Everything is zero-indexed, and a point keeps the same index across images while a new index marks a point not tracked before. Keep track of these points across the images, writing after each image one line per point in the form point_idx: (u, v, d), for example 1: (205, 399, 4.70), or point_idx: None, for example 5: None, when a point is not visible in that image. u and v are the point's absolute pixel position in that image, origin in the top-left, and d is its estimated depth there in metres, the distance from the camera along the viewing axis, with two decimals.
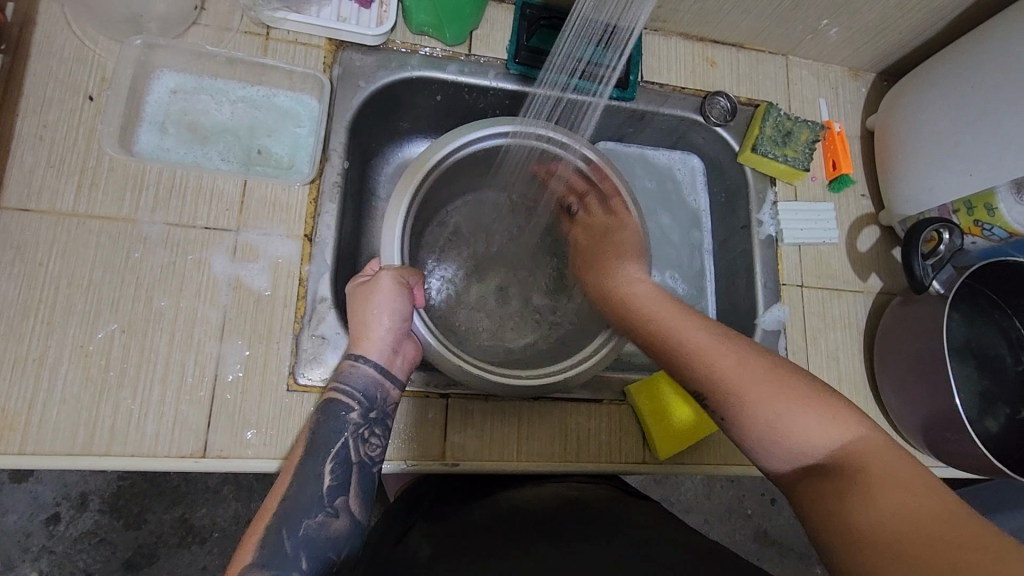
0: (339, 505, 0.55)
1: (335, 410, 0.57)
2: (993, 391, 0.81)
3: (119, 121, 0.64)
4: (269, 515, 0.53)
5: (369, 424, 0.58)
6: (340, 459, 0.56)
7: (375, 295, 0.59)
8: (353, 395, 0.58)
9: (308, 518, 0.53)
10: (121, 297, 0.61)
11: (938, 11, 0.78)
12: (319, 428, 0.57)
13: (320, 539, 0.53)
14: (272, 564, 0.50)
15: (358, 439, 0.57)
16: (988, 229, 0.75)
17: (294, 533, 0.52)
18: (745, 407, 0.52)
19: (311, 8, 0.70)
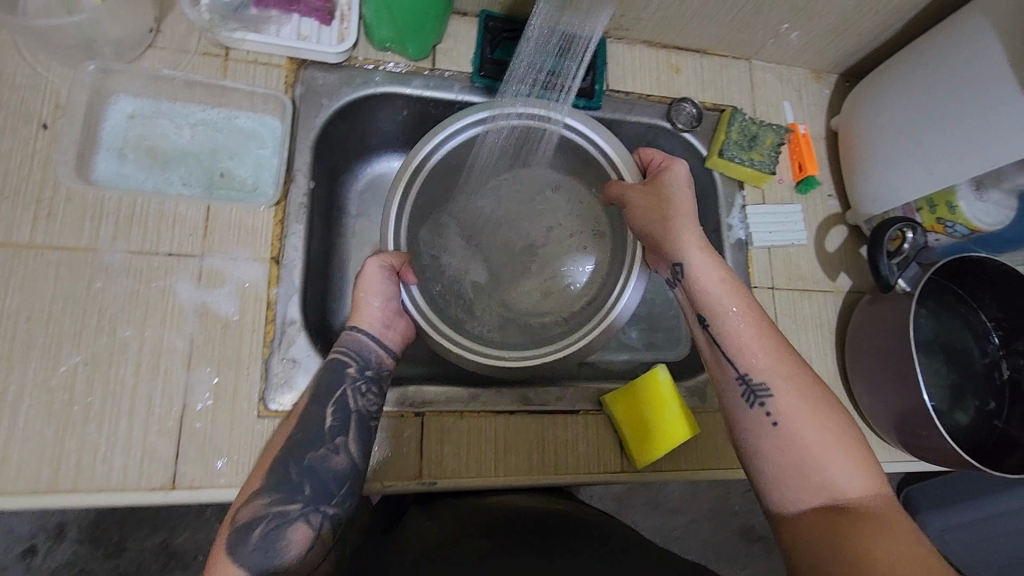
0: (339, 444, 0.58)
1: (335, 365, 0.61)
2: (963, 383, 0.82)
3: (75, 149, 0.62)
4: (275, 451, 0.56)
5: (367, 381, 0.61)
6: (338, 405, 0.59)
7: (361, 277, 0.63)
8: (348, 354, 0.62)
9: (312, 450, 0.57)
10: (83, 329, 0.60)
11: (893, 13, 0.80)
12: (322, 379, 0.60)
13: (321, 471, 0.56)
14: (275, 488, 0.54)
15: (356, 392, 0.61)
16: (950, 226, 0.76)
17: (299, 460, 0.56)
18: (802, 412, 0.55)
19: (270, 28, 0.69)
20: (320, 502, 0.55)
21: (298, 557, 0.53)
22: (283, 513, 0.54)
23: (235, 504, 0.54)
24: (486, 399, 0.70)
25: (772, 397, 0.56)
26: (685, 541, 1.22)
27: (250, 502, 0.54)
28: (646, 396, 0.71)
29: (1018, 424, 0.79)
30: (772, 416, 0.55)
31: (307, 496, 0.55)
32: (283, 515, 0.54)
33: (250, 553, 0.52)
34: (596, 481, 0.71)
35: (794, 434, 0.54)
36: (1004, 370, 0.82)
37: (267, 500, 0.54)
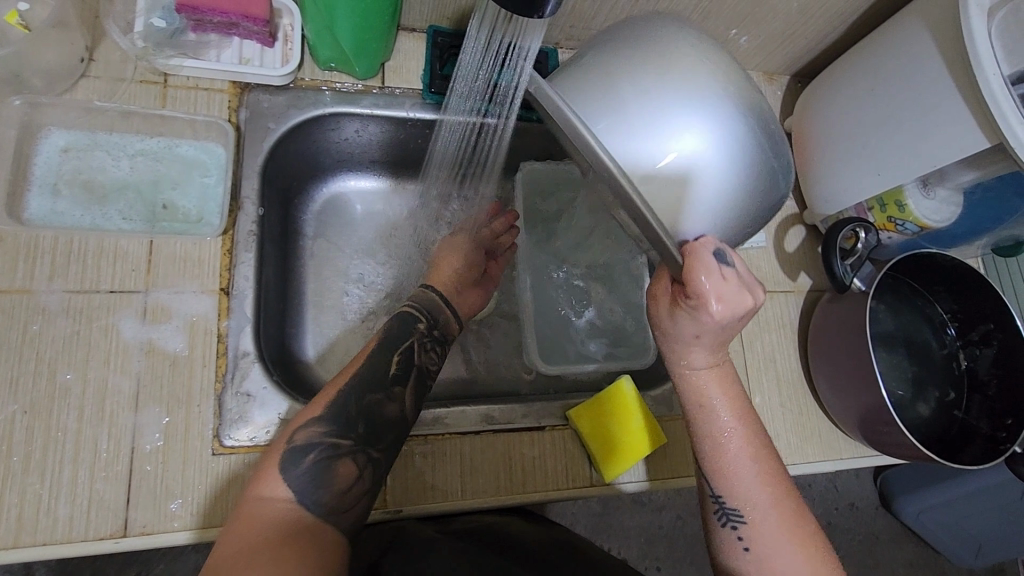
0: (397, 394, 0.59)
1: (404, 316, 0.66)
2: (924, 376, 0.83)
3: (5, 187, 0.60)
4: (339, 386, 0.57)
5: (432, 337, 0.66)
6: (405, 356, 0.62)
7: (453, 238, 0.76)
8: (418, 310, 0.67)
9: (371, 394, 0.58)
10: (20, 375, 0.57)
11: (838, 14, 0.81)
12: (392, 326, 0.64)
13: (377, 415, 0.57)
14: (329, 421, 0.55)
15: (421, 346, 0.64)
16: (901, 224, 0.77)
17: (359, 399, 0.57)
18: (775, 536, 0.53)
19: (210, 52, 0.67)
20: (369, 446, 0.56)
21: (339, 495, 0.52)
22: (333, 447, 0.54)
23: (289, 428, 0.54)
24: (452, 421, 0.69)
25: (745, 521, 0.54)
26: (669, 541, 1.22)
27: (305, 428, 0.54)
28: (612, 408, 0.71)
29: (977, 413, 0.81)
30: (744, 541, 0.53)
31: (359, 434, 0.56)
32: (332, 449, 0.54)
33: (298, 476, 0.51)
34: (566, 498, 0.70)
35: (765, 561, 0.53)
36: (961, 360, 0.84)
37: (320, 430, 0.54)
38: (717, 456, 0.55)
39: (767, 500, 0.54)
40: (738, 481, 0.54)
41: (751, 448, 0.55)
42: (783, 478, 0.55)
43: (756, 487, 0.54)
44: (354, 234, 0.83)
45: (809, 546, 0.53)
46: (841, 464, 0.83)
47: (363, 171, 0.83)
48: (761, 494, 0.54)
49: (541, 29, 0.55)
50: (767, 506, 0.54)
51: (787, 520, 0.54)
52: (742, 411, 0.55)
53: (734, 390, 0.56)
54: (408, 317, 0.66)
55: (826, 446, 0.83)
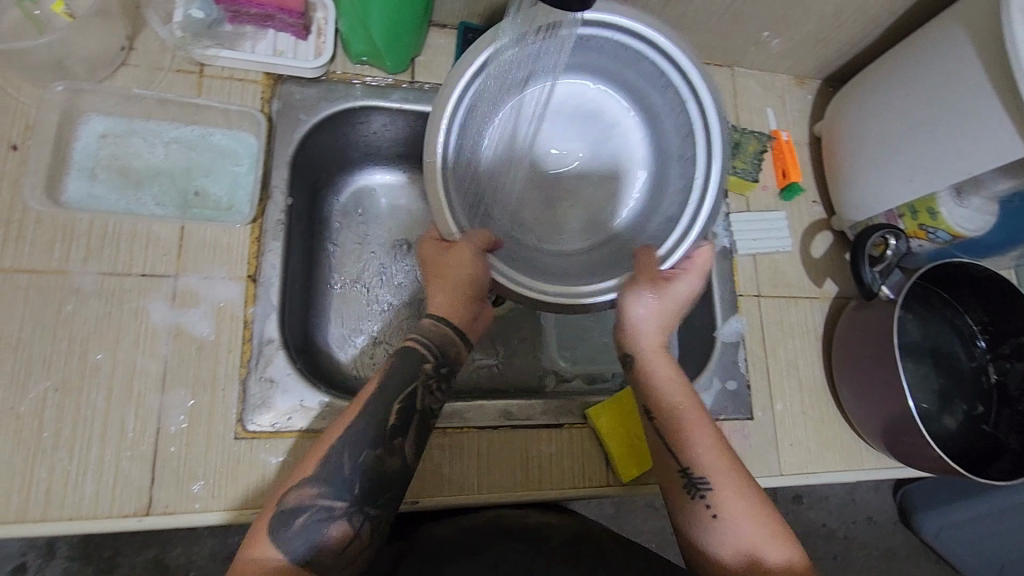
0: (396, 445, 0.53)
1: (411, 356, 0.56)
2: (951, 388, 0.81)
3: (45, 170, 0.62)
4: (333, 439, 0.52)
5: (439, 377, 0.57)
6: (406, 403, 0.54)
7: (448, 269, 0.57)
8: (425, 344, 0.58)
9: (368, 449, 0.52)
10: (53, 353, 0.59)
11: (874, 17, 0.80)
12: (392, 369, 0.55)
13: (376, 471, 0.52)
14: (326, 482, 0.50)
15: (426, 389, 0.56)
16: (932, 232, 0.76)
17: (354, 456, 0.51)
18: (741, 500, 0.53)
19: (246, 43, 0.68)
20: (366, 504, 0.51)
21: (334, 556, 0.49)
22: (328, 508, 0.50)
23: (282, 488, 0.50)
24: (470, 415, 0.69)
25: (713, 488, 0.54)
26: None
27: (297, 489, 0.50)
28: (631, 408, 0.71)
29: (1007, 428, 0.78)
30: (712, 508, 0.53)
31: (355, 495, 0.50)
32: (327, 510, 0.49)
33: (292, 539, 0.48)
34: (582, 496, 0.70)
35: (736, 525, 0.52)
36: (991, 374, 0.82)
37: (315, 492, 0.50)
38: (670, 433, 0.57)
39: (719, 472, 0.55)
40: (696, 447, 0.56)
41: (701, 430, 0.57)
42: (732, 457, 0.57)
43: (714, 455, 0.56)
44: (378, 229, 0.83)
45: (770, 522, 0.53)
46: (863, 475, 0.82)
47: (390, 167, 0.84)
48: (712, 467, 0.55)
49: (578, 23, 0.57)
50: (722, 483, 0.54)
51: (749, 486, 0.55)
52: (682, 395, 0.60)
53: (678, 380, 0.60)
54: (415, 356, 0.56)
55: (847, 456, 0.81)
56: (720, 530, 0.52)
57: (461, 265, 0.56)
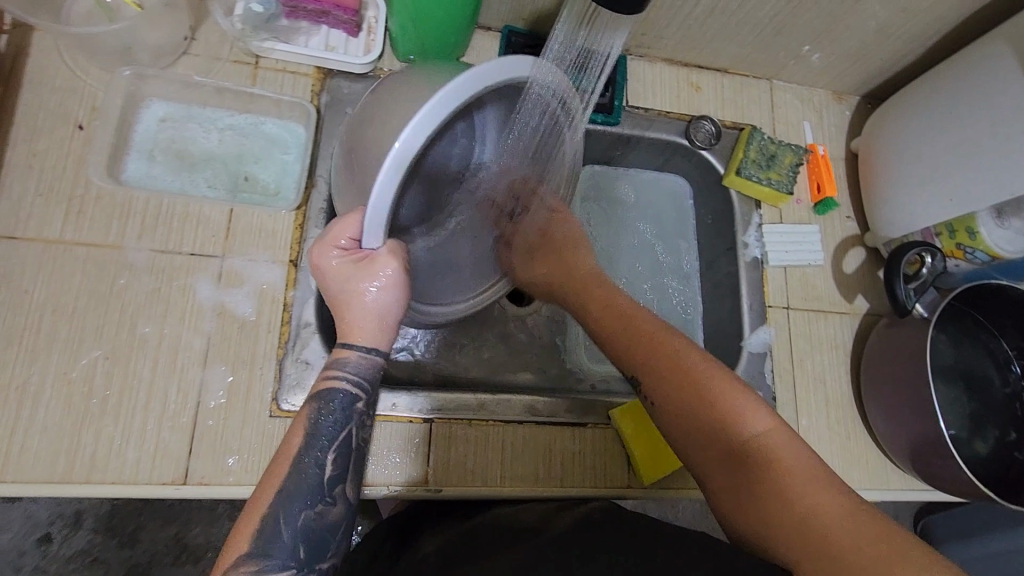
0: (337, 493, 0.49)
1: (336, 399, 0.50)
2: (982, 413, 0.80)
3: (108, 150, 0.65)
4: (263, 507, 0.46)
5: (369, 412, 0.52)
6: (341, 451, 0.50)
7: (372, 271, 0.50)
8: (351, 384, 0.51)
9: (306, 508, 0.47)
10: (105, 324, 0.61)
11: (918, 36, 0.80)
12: (318, 419, 0.49)
13: (319, 529, 0.47)
14: (266, 555, 0.45)
15: (359, 427, 0.51)
16: (970, 252, 0.75)
17: (292, 522, 0.46)
18: (678, 397, 0.54)
19: (300, 38, 0.71)
20: (316, 563, 0.47)
21: None
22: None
23: (217, 570, 0.44)
24: (495, 409, 0.70)
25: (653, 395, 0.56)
26: None
27: (236, 570, 0.44)
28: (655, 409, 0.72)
29: None
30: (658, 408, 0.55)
31: (302, 560, 0.46)
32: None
33: None
34: (601, 497, 0.71)
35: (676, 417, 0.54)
36: None
37: (257, 568, 0.44)
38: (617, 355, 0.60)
39: (671, 382, 0.54)
40: (632, 362, 0.58)
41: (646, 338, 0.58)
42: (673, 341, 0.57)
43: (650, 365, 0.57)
44: None
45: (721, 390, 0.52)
46: (888, 495, 0.80)
47: None
48: (657, 372, 0.56)
49: (627, 30, 0.64)
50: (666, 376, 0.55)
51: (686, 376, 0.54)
52: (616, 309, 0.62)
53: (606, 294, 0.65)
54: (341, 397, 0.50)
55: (872, 475, 0.80)
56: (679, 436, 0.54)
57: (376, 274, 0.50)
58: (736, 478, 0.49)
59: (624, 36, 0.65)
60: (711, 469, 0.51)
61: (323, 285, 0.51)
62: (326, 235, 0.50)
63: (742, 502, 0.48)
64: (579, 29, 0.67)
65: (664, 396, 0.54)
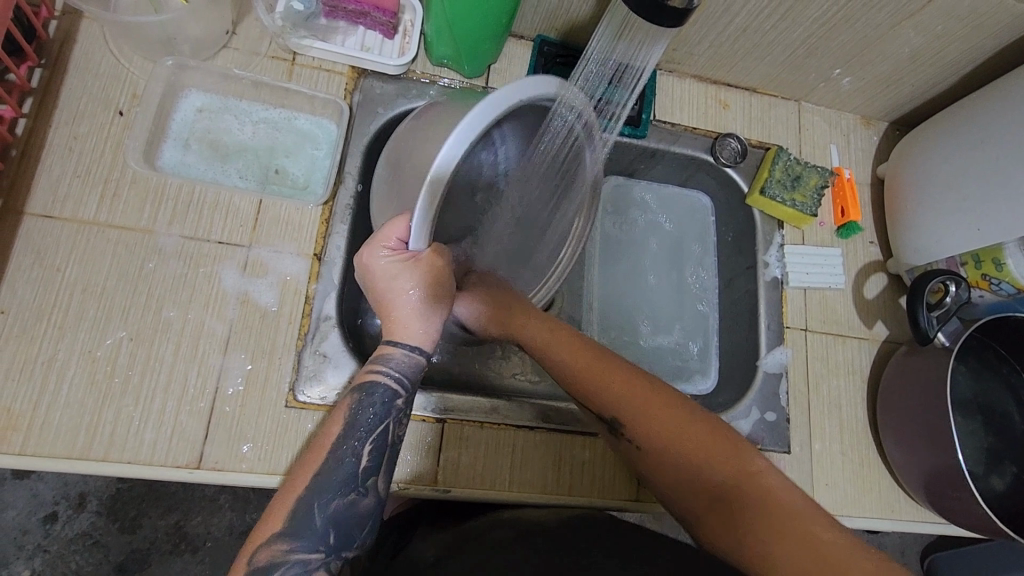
0: (369, 486, 0.50)
1: (376, 392, 0.52)
2: (1000, 448, 0.78)
3: (146, 136, 0.66)
4: (300, 489, 0.48)
5: (403, 410, 0.53)
6: (377, 445, 0.51)
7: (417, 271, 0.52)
8: (392, 380, 0.52)
9: (338, 496, 0.48)
10: (132, 306, 0.63)
11: (951, 65, 0.79)
12: (356, 411, 0.51)
13: (348, 517, 0.48)
14: (299, 536, 0.46)
15: (394, 424, 0.52)
16: (996, 283, 0.74)
17: (324, 507, 0.48)
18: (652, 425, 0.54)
19: (337, 37, 0.73)
20: (343, 551, 0.48)
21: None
22: (304, 562, 0.46)
23: (249, 544, 0.46)
24: (509, 412, 0.70)
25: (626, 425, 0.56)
26: None
27: (268, 546, 0.46)
28: None
29: None
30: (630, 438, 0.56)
31: (331, 545, 0.47)
32: (304, 564, 0.46)
33: None
34: (609, 508, 0.70)
35: (650, 444, 0.54)
36: None
37: (288, 547, 0.46)
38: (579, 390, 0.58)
39: (637, 407, 0.55)
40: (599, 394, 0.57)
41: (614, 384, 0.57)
42: (647, 380, 0.57)
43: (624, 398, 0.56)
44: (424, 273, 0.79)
45: (706, 435, 0.53)
46: (900, 526, 0.79)
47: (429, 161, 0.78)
48: (625, 400, 0.56)
49: (667, 42, 0.63)
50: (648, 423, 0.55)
51: (657, 402, 0.55)
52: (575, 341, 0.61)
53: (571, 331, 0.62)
54: (381, 391, 0.52)
55: (884, 503, 0.79)
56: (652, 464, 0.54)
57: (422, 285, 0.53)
58: (722, 522, 0.49)
59: (659, 49, 0.65)
60: (705, 517, 0.51)
61: (370, 282, 0.53)
62: (376, 236, 0.52)
63: (733, 542, 0.48)
64: (617, 42, 0.68)
65: (647, 433, 0.54)
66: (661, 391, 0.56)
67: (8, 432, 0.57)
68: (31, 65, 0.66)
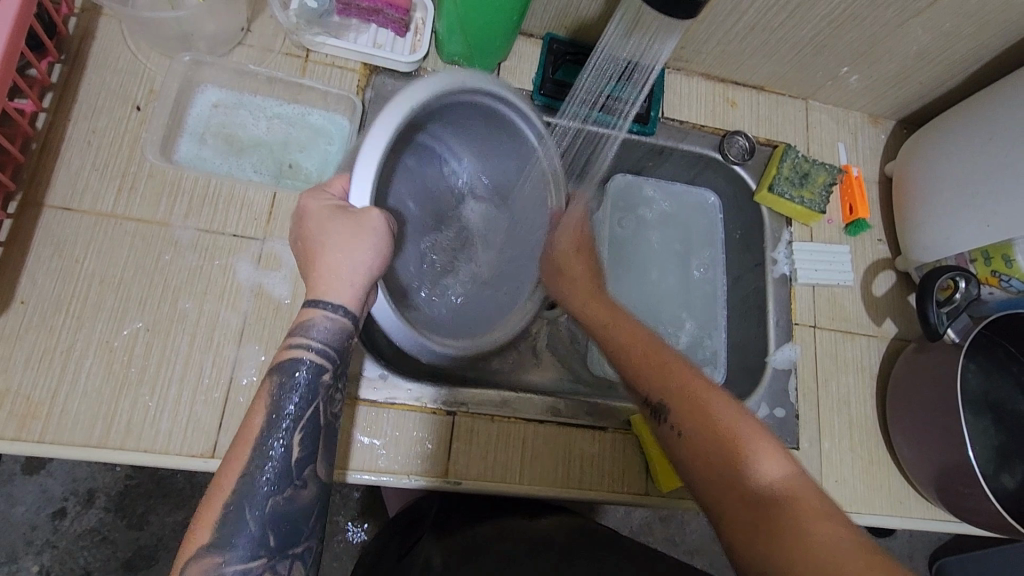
0: (306, 476, 0.48)
1: (301, 370, 0.49)
2: (1010, 446, 0.78)
3: (162, 130, 0.67)
4: (229, 490, 0.46)
5: (333, 387, 0.51)
6: (307, 430, 0.49)
7: (356, 223, 0.53)
8: (314, 355, 0.50)
9: (274, 493, 0.46)
10: (148, 297, 0.64)
11: (958, 63, 0.80)
12: (280, 396, 0.49)
13: (289, 513, 0.47)
14: (231, 544, 0.44)
15: (325, 401, 0.51)
16: (1006, 280, 0.73)
17: (259, 507, 0.46)
18: (692, 410, 0.54)
19: (349, 34, 0.74)
20: (288, 549, 0.46)
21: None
22: (244, 569, 0.44)
23: (182, 555, 0.44)
24: (518, 406, 0.71)
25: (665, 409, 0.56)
26: None
27: (200, 558, 0.44)
28: None
29: None
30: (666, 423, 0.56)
31: (273, 547, 0.46)
32: (242, 572, 0.44)
33: None
34: (619, 502, 0.71)
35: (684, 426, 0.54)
36: None
37: (221, 559, 0.44)
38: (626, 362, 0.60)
39: (678, 389, 0.56)
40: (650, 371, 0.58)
41: (664, 361, 0.58)
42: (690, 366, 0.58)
43: (663, 378, 0.57)
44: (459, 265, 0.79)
45: (738, 429, 0.52)
46: (910, 524, 0.79)
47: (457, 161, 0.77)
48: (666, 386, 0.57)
49: (676, 40, 0.63)
50: (708, 411, 0.54)
51: (700, 393, 0.55)
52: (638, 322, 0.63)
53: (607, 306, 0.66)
54: (304, 369, 0.50)
55: (894, 502, 0.79)
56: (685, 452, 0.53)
57: (349, 241, 0.52)
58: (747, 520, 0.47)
59: (666, 49, 0.65)
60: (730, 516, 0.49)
61: (304, 226, 0.54)
62: (318, 186, 0.55)
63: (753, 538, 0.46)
64: (628, 39, 0.68)
65: (682, 418, 0.54)
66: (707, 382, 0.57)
67: (28, 420, 0.58)
68: (51, 60, 0.67)
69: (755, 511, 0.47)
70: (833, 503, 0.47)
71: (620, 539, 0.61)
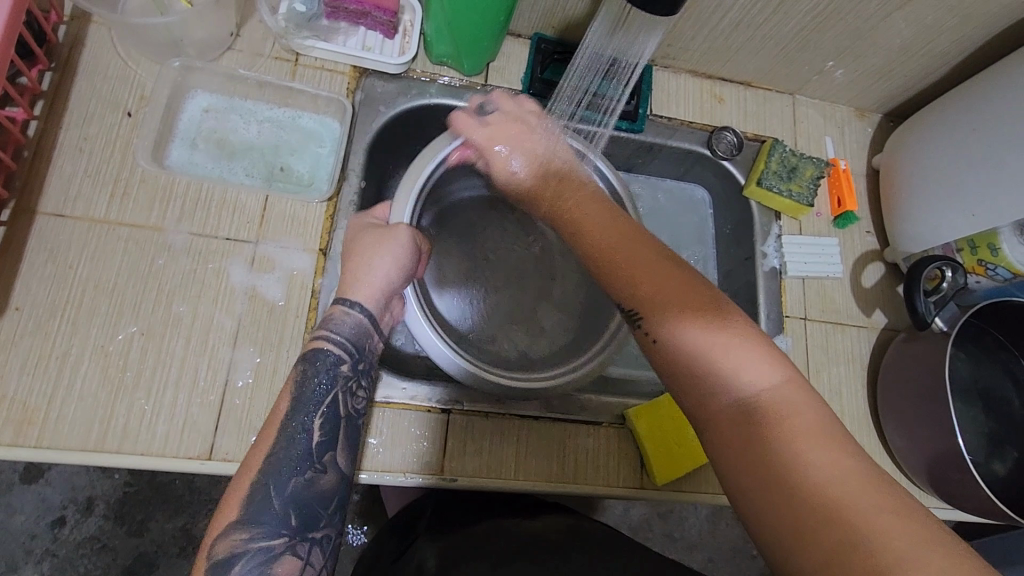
0: (327, 461, 0.52)
1: (323, 358, 0.55)
2: (1000, 433, 0.79)
3: (154, 136, 0.68)
4: (254, 471, 0.49)
5: (357, 376, 0.56)
6: (328, 415, 0.53)
7: (387, 237, 0.62)
8: (340, 346, 0.56)
9: (296, 474, 0.50)
10: (142, 301, 0.64)
11: (941, 55, 0.81)
12: (304, 383, 0.53)
13: (309, 495, 0.50)
14: (255, 522, 0.47)
15: (346, 392, 0.55)
16: (992, 269, 0.75)
17: (282, 489, 0.49)
18: (674, 318, 0.52)
19: (338, 38, 0.74)
20: (308, 532, 0.49)
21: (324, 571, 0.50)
22: (266, 548, 0.47)
23: (207, 538, 0.47)
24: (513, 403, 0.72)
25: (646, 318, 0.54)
26: None
27: (226, 536, 0.46)
28: (668, 409, 0.73)
29: None
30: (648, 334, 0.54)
31: (293, 528, 0.48)
32: (267, 551, 0.47)
33: None
34: (614, 497, 0.71)
35: (667, 336, 0.52)
36: None
37: (246, 536, 0.47)
38: (607, 270, 0.58)
39: (660, 295, 0.53)
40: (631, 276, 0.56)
41: (650, 271, 0.55)
42: (672, 266, 0.55)
43: (643, 284, 0.55)
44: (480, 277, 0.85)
45: (723, 339, 0.50)
46: None
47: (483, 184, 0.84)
48: (648, 293, 0.54)
49: (661, 31, 0.66)
50: (692, 319, 0.51)
51: (683, 299, 0.53)
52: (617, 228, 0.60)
53: (605, 211, 0.62)
54: (327, 358, 0.55)
55: None
56: (667, 364, 0.52)
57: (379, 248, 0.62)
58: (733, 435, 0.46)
59: (652, 40, 0.67)
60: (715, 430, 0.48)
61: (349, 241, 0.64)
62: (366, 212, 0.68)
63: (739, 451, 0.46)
64: (611, 35, 0.69)
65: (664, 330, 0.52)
66: (693, 286, 0.54)
67: (25, 426, 0.59)
68: (42, 68, 0.67)
69: (741, 426, 0.46)
70: (822, 412, 0.46)
71: (612, 537, 0.62)
